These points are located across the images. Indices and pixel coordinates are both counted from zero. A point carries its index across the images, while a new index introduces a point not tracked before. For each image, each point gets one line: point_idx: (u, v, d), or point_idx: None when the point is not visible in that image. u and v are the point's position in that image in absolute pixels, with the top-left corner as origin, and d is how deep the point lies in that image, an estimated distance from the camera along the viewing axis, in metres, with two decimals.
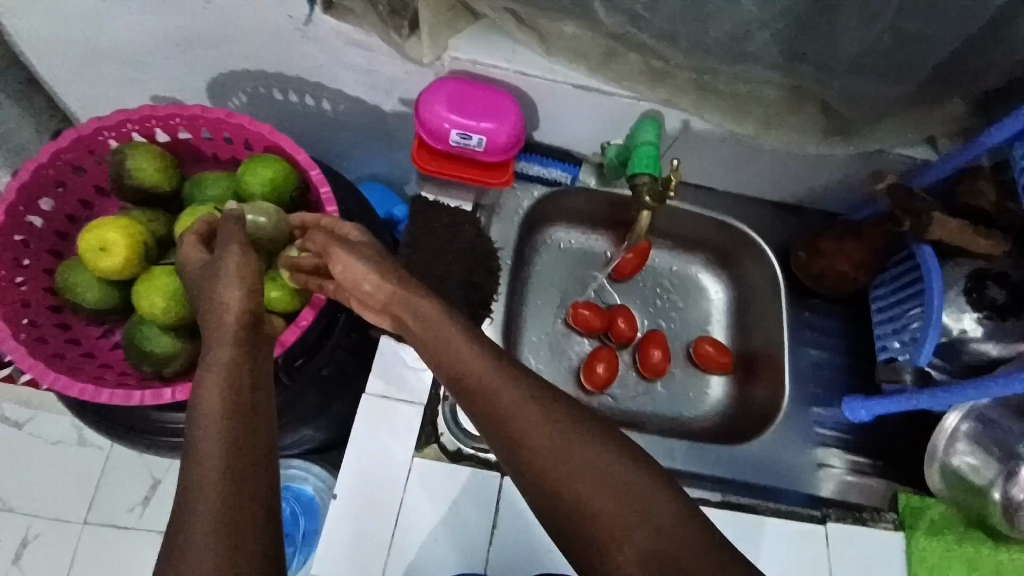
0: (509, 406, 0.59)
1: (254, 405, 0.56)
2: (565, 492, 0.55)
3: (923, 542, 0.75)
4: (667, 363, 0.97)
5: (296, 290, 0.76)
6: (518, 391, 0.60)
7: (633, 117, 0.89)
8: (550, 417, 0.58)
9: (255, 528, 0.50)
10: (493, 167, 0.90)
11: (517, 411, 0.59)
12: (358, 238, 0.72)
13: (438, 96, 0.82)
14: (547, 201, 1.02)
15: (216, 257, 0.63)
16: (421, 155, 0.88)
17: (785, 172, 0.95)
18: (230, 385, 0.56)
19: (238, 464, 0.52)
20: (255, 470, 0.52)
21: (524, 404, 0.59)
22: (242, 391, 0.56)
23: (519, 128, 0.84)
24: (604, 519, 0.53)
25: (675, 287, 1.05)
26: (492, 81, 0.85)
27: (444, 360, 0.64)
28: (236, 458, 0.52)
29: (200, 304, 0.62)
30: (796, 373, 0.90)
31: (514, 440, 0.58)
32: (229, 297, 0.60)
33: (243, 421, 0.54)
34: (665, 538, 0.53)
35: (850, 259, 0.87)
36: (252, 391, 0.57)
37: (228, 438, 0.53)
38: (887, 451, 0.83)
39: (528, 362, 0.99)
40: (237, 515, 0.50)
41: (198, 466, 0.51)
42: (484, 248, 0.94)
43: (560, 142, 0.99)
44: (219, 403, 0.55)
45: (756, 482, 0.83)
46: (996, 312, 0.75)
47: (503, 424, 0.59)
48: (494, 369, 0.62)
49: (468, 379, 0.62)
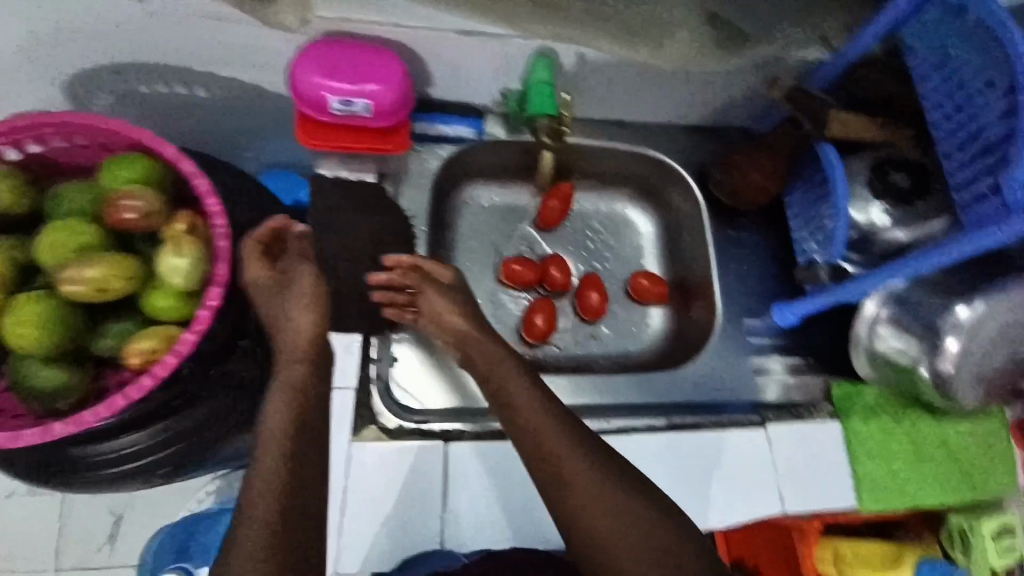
0: (537, 420, 0.63)
1: (314, 433, 0.61)
2: (576, 485, 0.60)
3: (858, 423, 0.84)
4: (605, 303, 0.98)
5: (185, 294, 0.66)
6: (551, 410, 0.65)
7: (526, 55, 0.80)
8: (580, 449, 0.63)
9: (296, 535, 0.57)
10: (385, 132, 0.78)
11: (545, 431, 0.63)
12: (448, 279, 0.72)
13: (308, 57, 0.70)
14: (457, 160, 0.93)
15: (289, 273, 0.65)
16: (304, 130, 0.74)
17: (691, 96, 0.93)
18: (300, 400, 0.61)
19: (297, 476, 0.59)
20: (297, 488, 0.58)
21: (552, 426, 0.63)
22: (307, 414, 0.61)
23: (405, 85, 0.73)
24: (592, 518, 0.59)
25: (605, 226, 1.06)
26: (372, 39, 0.75)
27: (490, 378, 0.67)
28: (276, 479, 0.57)
29: (268, 322, 0.65)
30: (728, 292, 0.94)
31: (542, 451, 0.62)
32: (299, 318, 0.62)
33: (307, 435, 0.60)
34: (623, 560, 0.58)
35: (763, 171, 0.89)
36: (315, 413, 0.62)
37: (290, 454, 0.59)
38: (819, 348, 0.90)
39: None
40: (280, 536, 0.55)
41: (265, 457, 0.58)
42: (395, 226, 0.84)
43: (456, 90, 0.87)
44: (268, 465, 0.58)
45: (706, 403, 0.86)
46: (899, 200, 0.79)
47: (528, 435, 0.63)
48: (543, 393, 0.66)
49: (499, 387, 0.66)
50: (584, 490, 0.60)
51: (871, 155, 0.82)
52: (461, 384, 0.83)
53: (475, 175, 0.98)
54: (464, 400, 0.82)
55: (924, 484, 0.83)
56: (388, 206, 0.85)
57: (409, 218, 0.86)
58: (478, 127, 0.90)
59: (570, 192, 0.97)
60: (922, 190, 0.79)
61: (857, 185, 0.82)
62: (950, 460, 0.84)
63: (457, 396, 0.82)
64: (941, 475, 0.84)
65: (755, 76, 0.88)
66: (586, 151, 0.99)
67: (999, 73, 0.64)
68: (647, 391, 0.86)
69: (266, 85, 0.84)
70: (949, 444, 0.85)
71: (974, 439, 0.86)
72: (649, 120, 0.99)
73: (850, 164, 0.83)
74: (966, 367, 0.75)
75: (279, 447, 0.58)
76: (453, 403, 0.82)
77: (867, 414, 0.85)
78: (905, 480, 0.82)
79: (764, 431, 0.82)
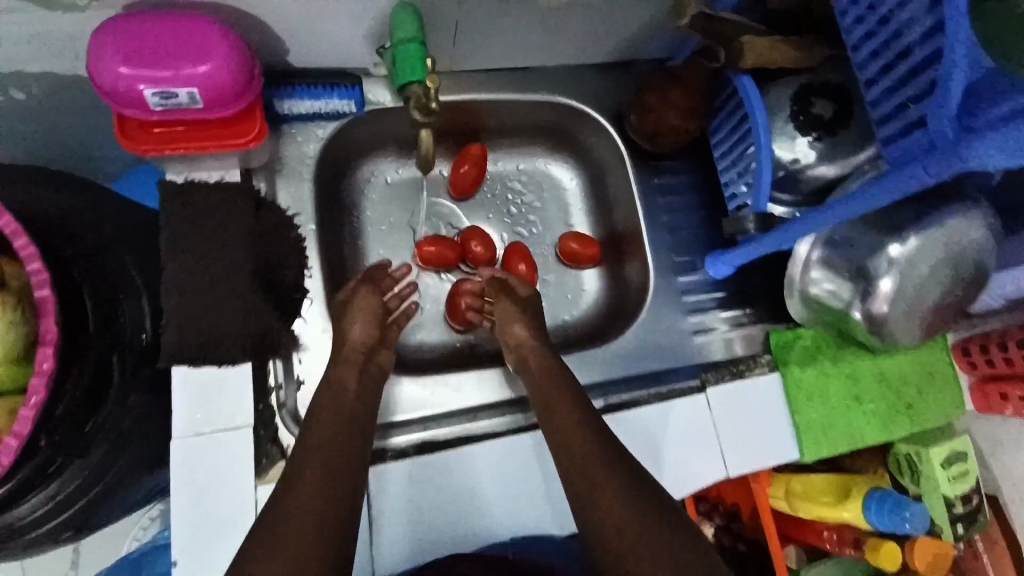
0: (555, 384, 0.68)
1: (347, 428, 0.61)
2: (604, 467, 0.58)
3: (796, 371, 0.81)
4: (535, 272, 0.90)
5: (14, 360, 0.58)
6: (565, 377, 0.68)
7: (388, 2, 0.66)
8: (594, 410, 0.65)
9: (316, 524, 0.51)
10: (233, 123, 0.65)
11: (561, 391, 0.67)
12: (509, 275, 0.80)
13: (106, 41, 0.56)
14: (339, 137, 0.81)
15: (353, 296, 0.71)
16: (129, 134, 0.62)
17: (596, 28, 0.81)
18: (331, 405, 0.62)
19: (326, 461, 0.56)
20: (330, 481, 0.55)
21: (567, 387, 0.67)
22: (340, 411, 0.62)
23: (243, 58, 0.60)
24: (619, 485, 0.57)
25: (527, 187, 0.97)
26: (183, 5, 0.60)
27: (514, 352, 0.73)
28: (318, 469, 0.56)
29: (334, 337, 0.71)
30: (658, 246, 0.87)
31: (555, 411, 0.65)
32: (354, 328, 0.69)
33: (340, 430, 0.60)
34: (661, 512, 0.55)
35: (678, 110, 0.80)
36: (355, 415, 0.62)
37: (318, 444, 0.57)
38: (755, 295, 0.86)
39: None
40: (308, 516, 0.51)
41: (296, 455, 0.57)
42: (269, 222, 0.71)
43: (318, 53, 0.73)
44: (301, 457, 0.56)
45: (643, 372, 0.81)
46: (824, 131, 0.72)
47: (547, 395, 0.67)
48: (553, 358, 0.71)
49: (526, 361, 0.71)
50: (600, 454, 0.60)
51: (796, 81, 0.73)
52: (416, 389, 0.75)
53: (366, 151, 0.86)
54: (418, 407, 0.74)
55: (861, 423, 0.82)
56: (263, 202, 0.72)
57: (288, 215, 0.74)
58: (355, 98, 0.76)
59: (482, 154, 0.88)
60: (846, 118, 0.71)
61: (779, 119, 0.73)
62: (893, 396, 0.84)
63: (414, 403, 0.75)
64: (883, 411, 0.83)
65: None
66: (490, 108, 0.88)
67: None
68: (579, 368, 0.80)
69: (76, 75, 0.69)
70: (891, 378, 0.84)
71: (915, 372, 0.85)
72: (555, 62, 0.87)
73: (771, 93, 0.74)
74: (900, 306, 0.71)
75: (319, 449, 0.58)
76: (409, 412, 0.74)
77: (806, 360, 0.82)
78: (843, 422, 0.81)
79: (702, 396, 0.78)
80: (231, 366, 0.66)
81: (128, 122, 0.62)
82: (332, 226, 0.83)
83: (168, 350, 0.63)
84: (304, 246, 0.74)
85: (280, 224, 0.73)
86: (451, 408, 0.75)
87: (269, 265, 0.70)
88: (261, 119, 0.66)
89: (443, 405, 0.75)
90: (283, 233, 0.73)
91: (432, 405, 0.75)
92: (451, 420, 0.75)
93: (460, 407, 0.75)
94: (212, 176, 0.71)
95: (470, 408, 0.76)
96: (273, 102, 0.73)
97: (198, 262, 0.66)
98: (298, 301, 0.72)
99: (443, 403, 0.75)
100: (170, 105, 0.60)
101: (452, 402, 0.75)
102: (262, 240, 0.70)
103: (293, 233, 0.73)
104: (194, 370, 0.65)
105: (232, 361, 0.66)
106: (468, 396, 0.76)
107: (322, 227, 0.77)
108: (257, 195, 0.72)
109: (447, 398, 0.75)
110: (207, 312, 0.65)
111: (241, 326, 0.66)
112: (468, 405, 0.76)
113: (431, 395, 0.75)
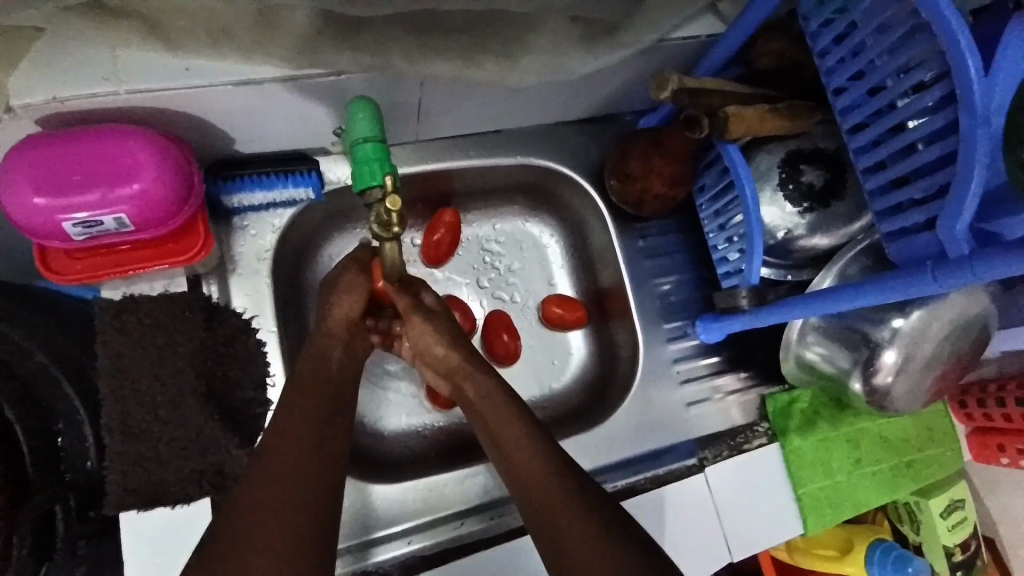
0: (523, 455, 0.58)
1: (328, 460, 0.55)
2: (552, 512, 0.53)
3: (796, 442, 0.79)
4: (519, 341, 0.83)
5: None
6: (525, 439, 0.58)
7: (345, 91, 0.60)
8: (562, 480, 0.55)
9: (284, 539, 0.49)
10: (174, 236, 0.60)
11: (527, 454, 0.57)
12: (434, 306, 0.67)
13: (18, 174, 0.50)
14: (298, 224, 0.74)
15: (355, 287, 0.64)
16: (57, 266, 0.57)
17: (568, 92, 0.74)
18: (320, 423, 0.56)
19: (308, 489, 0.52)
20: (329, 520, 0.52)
21: (530, 454, 0.57)
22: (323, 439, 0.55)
23: (177, 171, 0.55)
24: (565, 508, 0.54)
25: (505, 247, 0.88)
26: (113, 115, 0.55)
27: (493, 429, 0.60)
28: (299, 486, 0.52)
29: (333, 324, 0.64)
30: (647, 314, 0.82)
31: (520, 478, 0.57)
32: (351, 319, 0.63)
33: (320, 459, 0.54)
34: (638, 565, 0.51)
35: (661, 177, 0.74)
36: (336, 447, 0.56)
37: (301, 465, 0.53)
38: (747, 355, 0.84)
39: (398, 427, 0.79)
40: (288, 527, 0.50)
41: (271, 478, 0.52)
42: (225, 332, 0.67)
43: (268, 140, 0.67)
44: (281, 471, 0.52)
45: (641, 451, 0.79)
46: (815, 202, 0.69)
47: (509, 463, 0.58)
48: (521, 425, 0.59)
49: (493, 426, 0.60)
50: (551, 487, 0.55)
51: (781, 147, 0.70)
52: (398, 500, 0.71)
53: (324, 231, 0.78)
54: (400, 519, 0.71)
55: (864, 488, 0.81)
56: (215, 309, 0.67)
57: (244, 319, 0.69)
58: (315, 185, 0.70)
59: (455, 219, 0.81)
60: (838, 189, 0.69)
61: (768, 186, 0.69)
62: (895, 457, 0.83)
63: (397, 514, 0.71)
64: (885, 474, 0.82)
65: (640, 63, 0.70)
66: (461, 174, 0.81)
67: (912, 55, 0.50)
68: (580, 454, 0.77)
69: None
70: (891, 439, 0.83)
71: (915, 430, 0.85)
72: (526, 123, 0.80)
73: (757, 159, 0.70)
74: (905, 379, 0.66)
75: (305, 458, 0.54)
76: (390, 526, 0.70)
77: (806, 427, 0.80)
78: (846, 490, 0.80)
79: (701, 474, 0.76)
80: (187, 505, 0.62)
81: (53, 253, 0.57)
82: (292, 318, 0.74)
83: (115, 496, 0.61)
84: (266, 351, 0.69)
85: (239, 330, 0.68)
86: (436, 515, 0.72)
87: (222, 383, 0.67)
88: (205, 227, 0.61)
89: (429, 512, 0.72)
90: (238, 343, 0.68)
91: (416, 514, 0.71)
92: (439, 528, 0.72)
93: (447, 513, 0.72)
94: (154, 286, 0.65)
95: (457, 513, 0.72)
96: (219, 197, 0.67)
97: (144, 391, 0.63)
98: (262, 416, 0.68)
99: (427, 510, 0.72)
100: (98, 232, 0.55)
101: (437, 507, 0.72)
102: (215, 354, 0.67)
103: (252, 340, 0.69)
104: (144, 514, 0.61)
105: (186, 499, 0.62)
106: (454, 499, 0.73)
107: (285, 325, 0.72)
108: (207, 301, 0.67)
109: (432, 504, 0.72)
110: (163, 443, 0.62)
111: (198, 458, 0.63)
112: (455, 510, 0.72)
113: (415, 503, 0.72)
